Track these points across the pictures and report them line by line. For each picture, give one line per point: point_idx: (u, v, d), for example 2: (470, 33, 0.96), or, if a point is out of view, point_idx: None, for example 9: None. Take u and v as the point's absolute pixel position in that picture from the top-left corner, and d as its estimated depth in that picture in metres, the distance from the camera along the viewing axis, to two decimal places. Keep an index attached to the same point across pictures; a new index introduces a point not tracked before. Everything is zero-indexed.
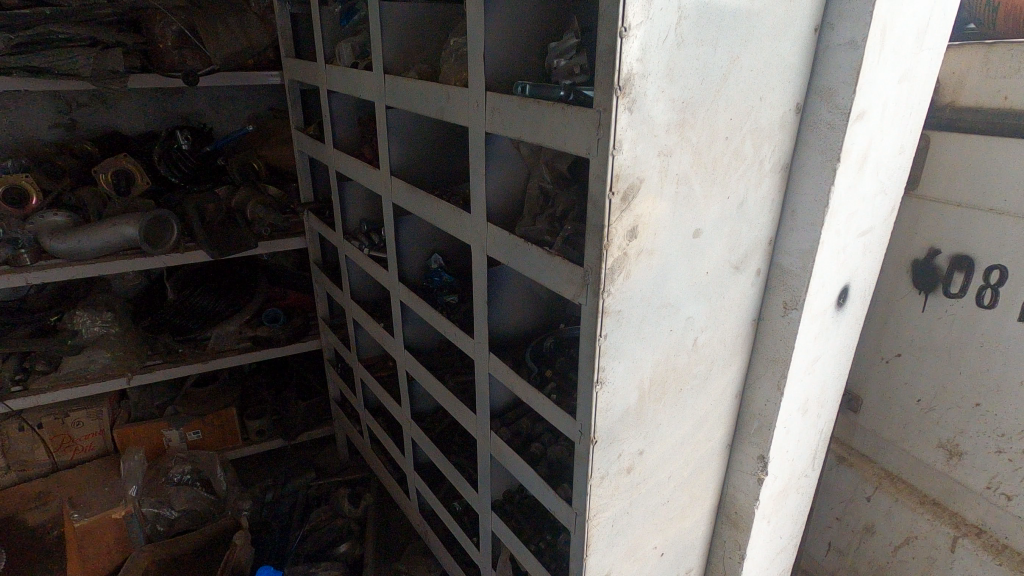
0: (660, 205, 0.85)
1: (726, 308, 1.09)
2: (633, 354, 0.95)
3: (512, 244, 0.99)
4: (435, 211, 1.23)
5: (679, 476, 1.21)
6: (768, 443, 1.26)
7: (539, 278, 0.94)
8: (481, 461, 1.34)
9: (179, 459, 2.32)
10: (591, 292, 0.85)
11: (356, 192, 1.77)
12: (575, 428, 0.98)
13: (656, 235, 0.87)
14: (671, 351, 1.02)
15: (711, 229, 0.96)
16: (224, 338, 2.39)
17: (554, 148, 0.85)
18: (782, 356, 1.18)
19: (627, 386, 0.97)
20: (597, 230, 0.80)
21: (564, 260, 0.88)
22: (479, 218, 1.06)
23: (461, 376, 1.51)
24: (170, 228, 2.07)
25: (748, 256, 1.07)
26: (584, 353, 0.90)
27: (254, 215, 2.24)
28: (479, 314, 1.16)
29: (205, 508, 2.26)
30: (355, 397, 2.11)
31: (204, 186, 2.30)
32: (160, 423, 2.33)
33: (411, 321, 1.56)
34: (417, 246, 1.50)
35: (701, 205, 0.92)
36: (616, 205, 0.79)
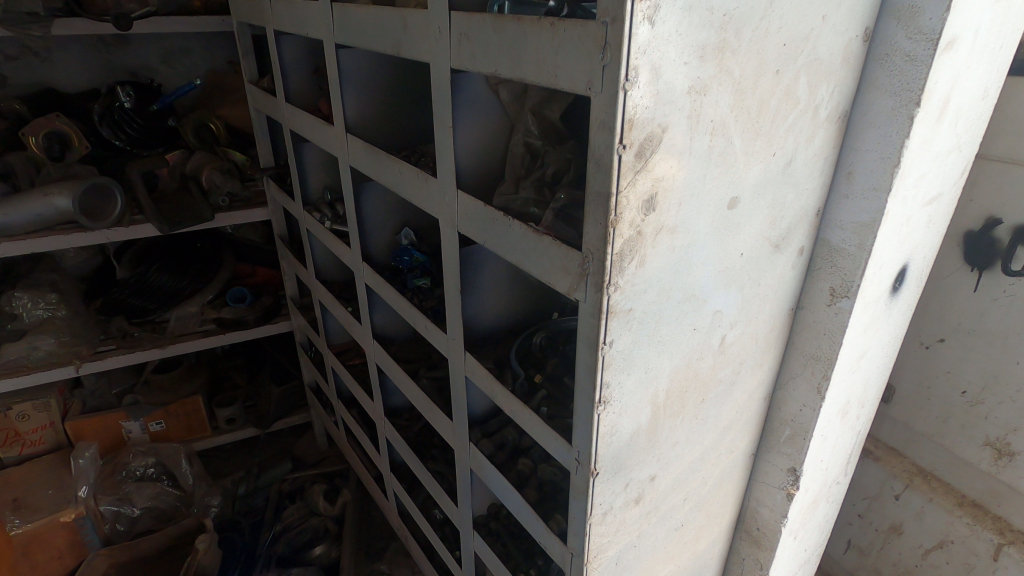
0: (686, 165, 0.61)
1: (762, 296, 0.87)
2: (647, 363, 0.73)
3: (489, 217, 0.75)
4: (396, 176, 0.99)
5: (696, 496, 1.01)
6: (802, 453, 1.06)
7: (523, 263, 0.71)
8: (460, 474, 1.13)
9: (139, 451, 2.13)
10: (592, 285, 0.62)
11: (316, 155, 1.52)
12: (571, 456, 0.76)
13: (680, 205, 0.63)
14: (693, 354, 0.80)
15: (750, 197, 0.72)
16: (185, 320, 2.16)
17: (542, 84, 0.60)
18: (824, 353, 0.96)
19: (638, 402, 0.75)
20: (600, 199, 0.57)
21: (555, 241, 0.65)
22: (447, 184, 0.83)
23: (437, 371, 1.29)
24: (113, 199, 1.81)
25: (792, 231, 0.84)
26: (582, 363, 0.68)
27: (210, 183, 1.96)
28: (452, 305, 0.93)
29: (170, 505, 2.08)
30: (328, 386, 1.90)
31: (155, 151, 2.03)
32: (117, 414, 2.13)
33: (379, 307, 1.34)
34: (383, 219, 1.26)
35: (740, 165, 0.68)
36: (628, 164, 0.55)
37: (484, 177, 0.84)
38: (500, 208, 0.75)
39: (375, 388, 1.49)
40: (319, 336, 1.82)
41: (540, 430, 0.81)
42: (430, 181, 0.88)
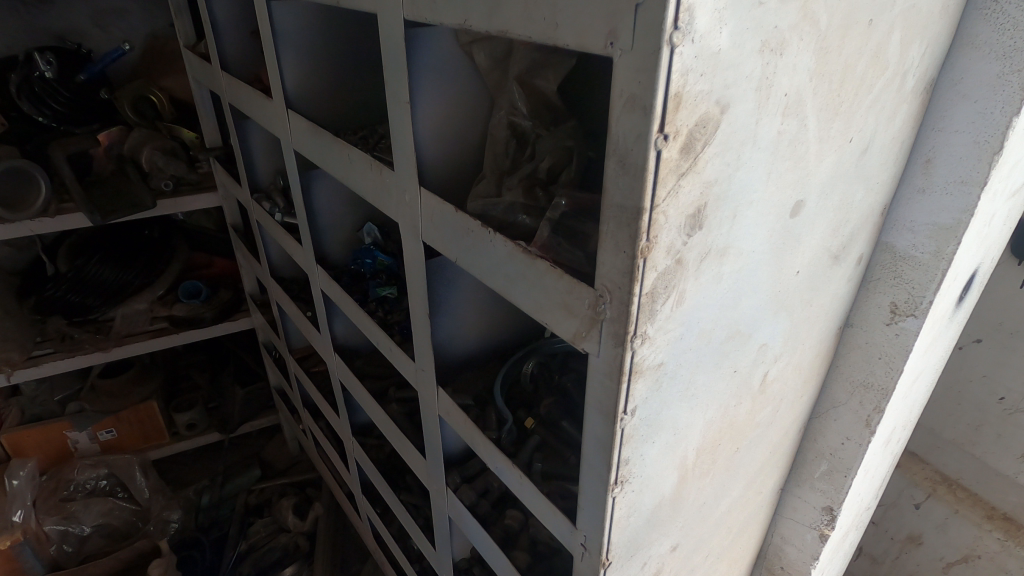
0: (748, 161, 0.42)
1: (811, 320, 0.68)
2: (676, 424, 0.54)
3: (463, 227, 0.56)
4: (347, 165, 0.77)
5: (719, 550, 0.84)
6: (840, 492, 0.90)
7: (508, 292, 0.52)
8: (437, 520, 0.96)
9: (85, 463, 1.93)
10: (609, 336, 0.43)
11: (261, 134, 1.29)
12: (575, 538, 0.58)
13: (735, 219, 0.44)
14: (730, 402, 0.61)
15: (817, 199, 0.53)
16: (133, 318, 1.90)
17: (536, 39, 0.40)
18: (877, 381, 0.79)
19: (663, 471, 0.57)
20: (624, 216, 0.38)
21: (555, 267, 0.46)
22: (407, 180, 0.62)
23: (407, 391, 1.10)
24: (34, 186, 1.55)
25: (854, 237, 0.65)
26: (590, 432, 0.50)
27: (150, 165, 1.69)
28: (420, 332, 0.74)
29: (125, 522, 1.90)
30: (293, 392, 1.71)
31: (89, 130, 1.75)
32: (60, 424, 1.91)
33: (339, 315, 1.13)
34: (340, 214, 1.06)
35: (812, 158, 0.49)
36: (671, 165, 0.36)
37: (456, 169, 0.64)
38: (476, 214, 0.55)
39: (340, 404, 1.31)
40: (279, 339, 1.62)
41: (534, 498, 0.63)
42: (385, 173, 0.67)
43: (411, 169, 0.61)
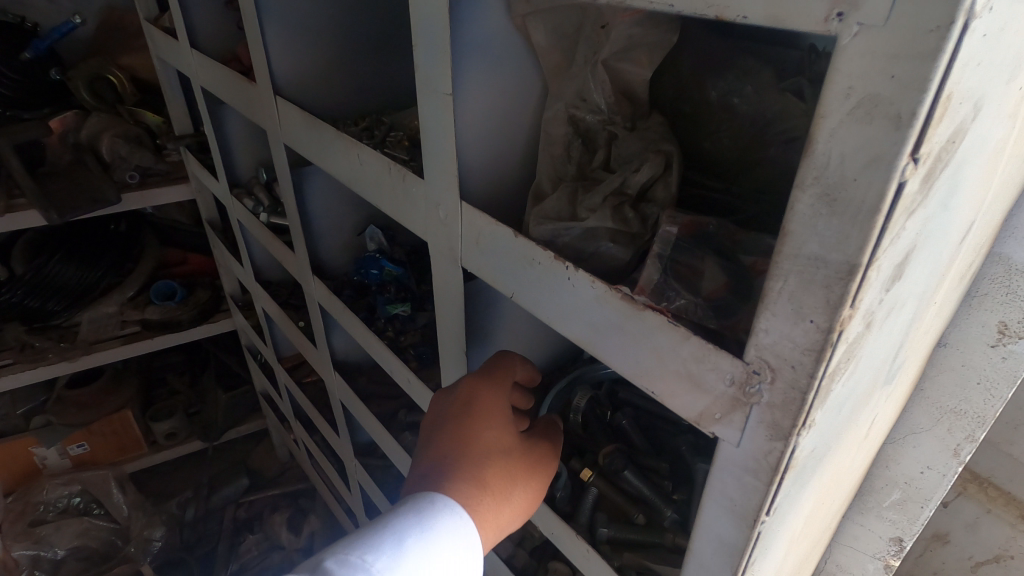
0: (962, 185, 0.30)
1: (919, 351, 0.58)
2: (798, 503, 0.43)
3: (526, 258, 0.43)
4: (354, 167, 0.63)
5: None
6: (913, 523, 0.80)
7: (592, 345, 0.40)
8: None
9: (56, 482, 1.77)
10: (762, 425, 0.32)
11: (240, 121, 1.13)
12: None
13: (924, 261, 0.33)
14: (843, 462, 0.51)
15: (980, 221, 0.42)
16: (100, 322, 1.72)
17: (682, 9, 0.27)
18: (972, 409, 0.69)
19: (774, 555, 0.46)
20: (815, 273, 0.26)
21: (675, 325, 0.34)
22: (441, 191, 0.49)
23: (419, 415, 0.97)
24: None
25: (978, 255, 0.55)
26: (705, 526, 0.39)
27: (113, 155, 1.49)
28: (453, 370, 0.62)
29: (103, 543, 1.77)
30: (282, 403, 1.57)
31: (41, 115, 1.53)
32: (24, 440, 1.72)
33: (339, 329, 1.00)
34: (337, 217, 0.92)
35: (997, 170, 0.37)
36: (906, 205, 0.24)
37: (502, 176, 0.51)
38: (543, 242, 0.43)
39: (339, 422, 1.18)
40: (265, 347, 1.48)
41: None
42: (408, 180, 0.54)
43: (448, 179, 0.48)
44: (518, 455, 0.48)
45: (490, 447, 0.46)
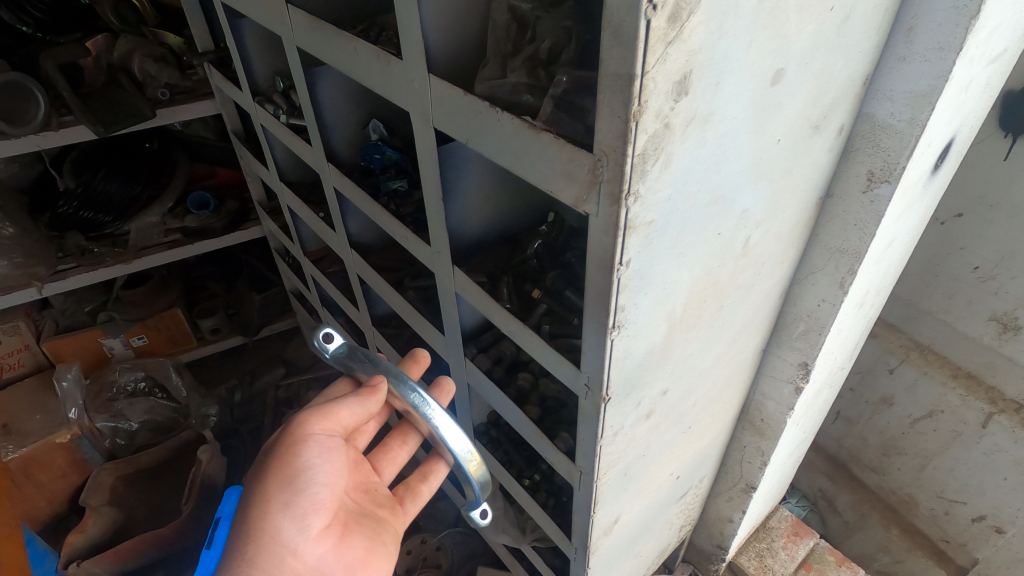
0: (731, 30, 0.46)
1: (794, 195, 0.76)
2: (667, 280, 0.63)
3: (472, 112, 0.61)
4: (350, 56, 0.80)
5: (703, 401, 0.96)
6: (815, 348, 1.01)
7: (516, 166, 0.58)
8: (457, 388, 1.07)
9: (123, 367, 2.06)
10: (605, 196, 0.50)
11: (256, 32, 1.28)
12: (580, 380, 0.69)
13: (720, 87, 0.50)
14: (839, 262, 0.89)
15: (798, 69, 0.58)
16: (146, 231, 2.01)
17: (661, 88, 0.44)
18: (851, 246, 0.87)
19: (653, 321, 0.66)
20: (616, 83, 0.43)
21: (557, 139, 0.52)
22: (416, 69, 0.67)
23: (422, 280, 1.17)
24: (35, 100, 1.62)
25: (835, 107, 0.70)
26: (591, 284, 0.58)
27: (145, 74, 1.76)
28: (437, 216, 0.80)
29: (167, 417, 2.09)
30: (311, 293, 1.81)
31: (72, 37, 1.79)
32: (94, 332, 2.01)
33: (353, 211, 1.18)
34: (344, 111, 1.09)
35: (793, 27, 0.53)
36: (660, 32, 0.41)
37: (457, 55, 0.68)
38: (484, 96, 0.60)
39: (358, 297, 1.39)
40: (293, 242, 1.69)
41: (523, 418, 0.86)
42: (392, 63, 0.71)
43: (418, 56, 0.65)
44: (252, 519, 0.72)
45: (246, 539, 0.71)
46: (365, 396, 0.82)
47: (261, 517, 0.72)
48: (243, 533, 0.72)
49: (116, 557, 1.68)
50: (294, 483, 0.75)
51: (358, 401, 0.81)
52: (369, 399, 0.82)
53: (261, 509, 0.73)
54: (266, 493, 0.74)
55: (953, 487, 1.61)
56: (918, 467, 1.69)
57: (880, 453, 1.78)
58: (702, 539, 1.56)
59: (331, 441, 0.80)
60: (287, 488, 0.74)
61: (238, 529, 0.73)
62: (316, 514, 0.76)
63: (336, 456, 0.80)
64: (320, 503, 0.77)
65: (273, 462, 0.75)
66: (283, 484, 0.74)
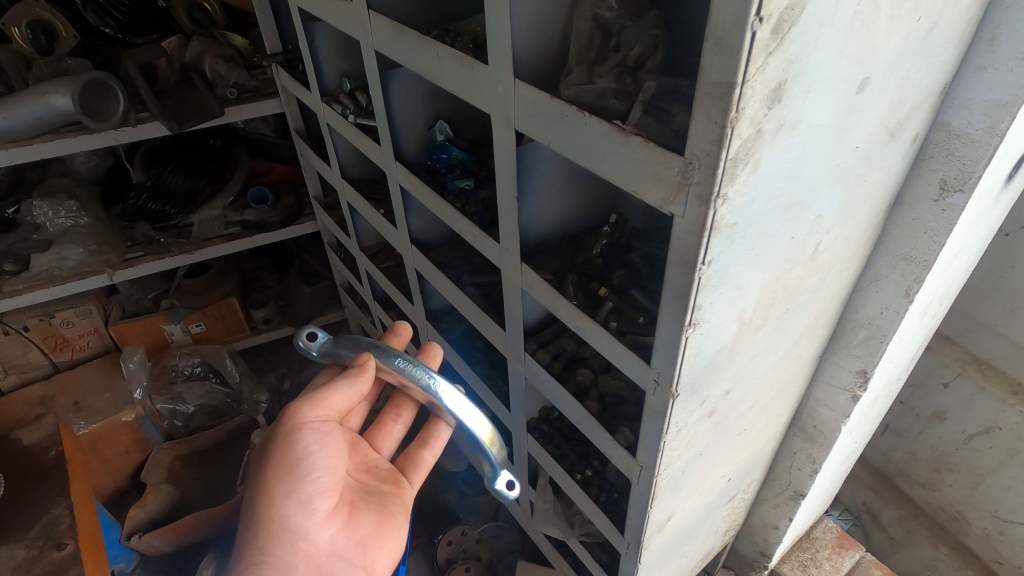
0: (826, 40, 0.48)
1: (864, 199, 0.76)
2: (740, 281, 0.65)
3: (558, 115, 0.63)
4: (431, 60, 0.83)
5: (760, 403, 0.97)
6: (875, 356, 1.01)
7: (601, 167, 0.61)
8: (514, 382, 1.10)
9: (183, 352, 2.17)
10: (694, 198, 0.52)
11: (328, 36, 1.34)
12: (649, 376, 0.71)
13: (810, 96, 0.52)
14: (904, 270, 0.89)
15: (881, 78, 0.59)
16: (208, 223, 2.11)
17: (758, 95, 0.46)
18: (918, 254, 0.87)
19: (724, 321, 0.68)
20: (716, 91, 0.46)
21: (647, 142, 0.54)
22: (501, 73, 0.70)
23: (481, 276, 1.21)
24: (115, 97, 1.72)
25: (912, 115, 0.70)
26: (670, 283, 0.61)
27: (215, 75, 1.85)
28: (509, 214, 0.84)
29: (221, 402, 2.18)
30: (363, 287, 1.87)
31: (149, 39, 1.89)
32: (158, 318, 2.13)
33: (416, 208, 1.23)
34: (414, 111, 1.13)
35: (882, 36, 0.54)
36: (764, 43, 0.43)
37: (539, 61, 0.71)
38: (570, 100, 0.63)
39: (414, 290, 1.41)
40: (349, 237, 1.75)
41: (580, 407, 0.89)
42: (476, 67, 0.74)
43: (504, 61, 0.68)
44: (259, 511, 0.83)
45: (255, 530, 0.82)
46: (353, 376, 0.89)
47: (266, 508, 0.82)
48: (253, 525, 0.82)
49: (176, 531, 1.77)
50: (293, 474, 0.84)
51: (349, 383, 0.89)
52: (358, 379, 0.89)
53: (266, 502, 0.83)
54: (266, 487, 0.83)
55: (1008, 507, 1.57)
56: (971, 484, 1.65)
57: (931, 469, 1.74)
58: (745, 545, 1.55)
59: (325, 427, 0.89)
60: (287, 481, 0.83)
61: (249, 521, 0.83)
62: (320, 497, 0.86)
63: (330, 441, 0.89)
64: (320, 488, 0.86)
65: (272, 455, 0.85)
66: (283, 475, 0.84)
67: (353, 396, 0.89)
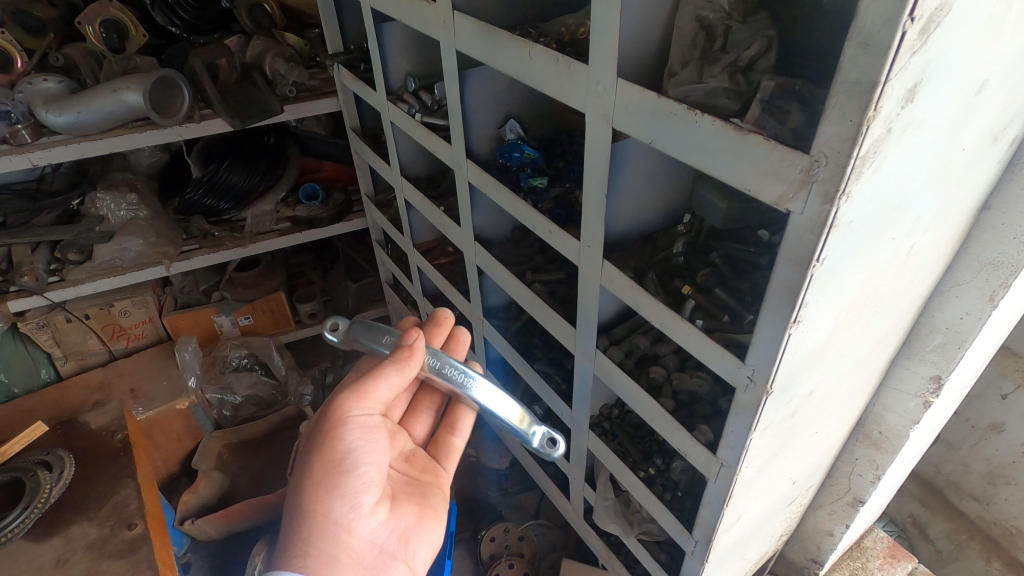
0: (960, 42, 0.49)
1: (960, 202, 0.76)
2: (843, 281, 0.65)
3: (665, 113, 0.65)
4: (521, 59, 0.85)
5: (834, 405, 0.96)
6: (951, 362, 1.00)
7: (709, 165, 0.62)
8: (579, 379, 1.12)
9: (233, 344, 2.22)
10: (818, 196, 0.53)
11: (395, 37, 1.38)
12: (741, 372, 0.72)
13: (936, 96, 0.52)
14: (989, 275, 0.89)
15: (997, 81, 0.59)
16: (261, 218, 2.16)
17: (896, 94, 0.47)
18: (1006, 259, 0.86)
19: (822, 320, 0.68)
20: (856, 90, 0.47)
21: (768, 140, 0.55)
22: (601, 72, 0.71)
23: (545, 274, 1.22)
24: (180, 94, 1.76)
25: (1016, 118, 0.70)
26: (777, 280, 0.62)
27: (275, 73, 1.91)
28: (594, 211, 0.85)
29: (267, 393, 2.25)
30: (412, 283, 1.90)
31: (211, 39, 1.97)
32: (209, 310, 2.18)
33: (482, 206, 1.25)
34: (487, 110, 1.15)
35: (1006, 38, 0.55)
36: (911, 43, 0.44)
37: (637, 60, 0.72)
38: (679, 99, 0.64)
39: (473, 288, 1.39)
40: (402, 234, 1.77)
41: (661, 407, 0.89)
42: (573, 67, 0.76)
43: (608, 61, 0.70)
44: (303, 504, 0.82)
45: (300, 522, 0.81)
46: (398, 366, 0.87)
47: (312, 500, 0.82)
48: (298, 517, 0.82)
49: (227, 518, 1.81)
50: (338, 468, 0.84)
51: (396, 370, 0.87)
52: (405, 365, 0.88)
53: (312, 496, 0.82)
54: (312, 481, 0.83)
55: None
56: None
57: (984, 482, 1.70)
58: (795, 551, 1.54)
59: (371, 420, 0.88)
60: (332, 475, 0.83)
61: (295, 513, 0.83)
62: (366, 488, 0.86)
63: (375, 434, 0.88)
64: (362, 480, 0.86)
65: (320, 448, 0.84)
66: (330, 468, 0.83)
67: (400, 384, 0.88)
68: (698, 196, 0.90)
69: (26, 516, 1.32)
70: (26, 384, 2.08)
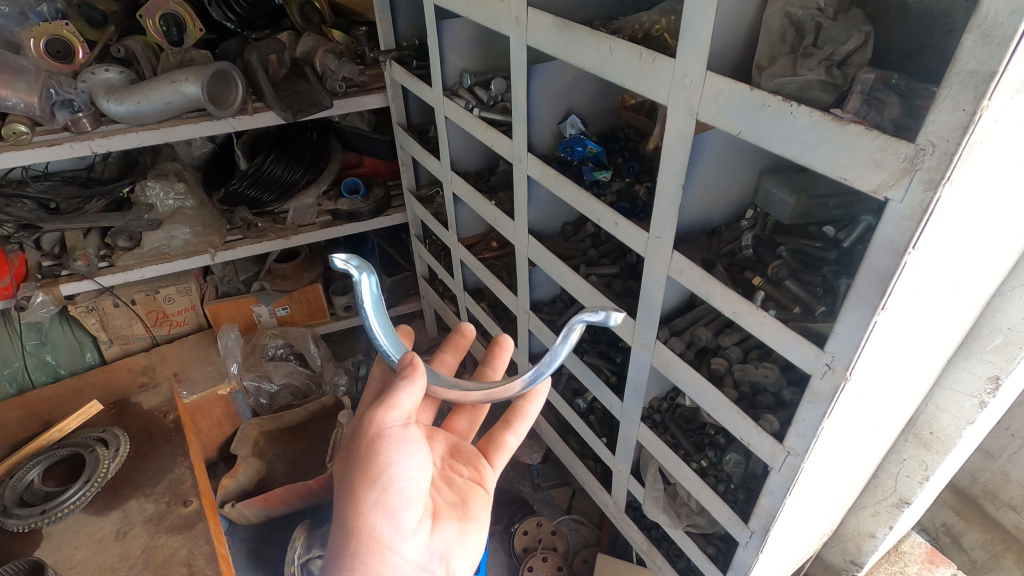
0: None
1: None
2: (929, 271, 0.67)
3: (758, 105, 0.67)
4: (599, 54, 0.88)
5: (894, 402, 0.97)
6: (1010, 362, 1.01)
7: (802, 155, 0.64)
8: (634, 371, 1.14)
9: (271, 334, 2.27)
10: (920, 183, 0.55)
11: (455, 34, 1.41)
12: (820, 360, 0.74)
13: None
14: None
15: None
16: (303, 211, 2.19)
17: (1009, 84, 0.49)
18: None
19: (904, 309, 0.70)
20: (972, 79, 0.49)
21: (869, 130, 0.57)
22: (690, 65, 0.74)
23: (600, 267, 1.25)
24: (234, 86, 1.81)
25: None
26: (868, 267, 0.64)
27: (325, 68, 1.93)
28: (668, 202, 0.87)
29: (304, 382, 2.27)
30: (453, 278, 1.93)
31: (263, 34, 2.01)
32: (249, 299, 2.23)
33: (538, 199, 1.28)
34: (550, 106, 1.18)
35: None
36: None
37: (724, 55, 0.75)
38: (772, 90, 0.67)
39: (522, 281, 1.42)
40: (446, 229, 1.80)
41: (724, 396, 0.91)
42: (658, 61, 0.78)
43: (698, 54, 0.72)
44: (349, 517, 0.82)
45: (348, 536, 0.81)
46: (410, 375, 0.90)
47: (356, 516, 0.82)
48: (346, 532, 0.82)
49: (265, 503, 1.83)
50: (379, 483, 0.82)
51: (409, 380, 0.89)
52: (416, 375, 0.90)
53: (357, 511, 0.81)
54: (356, 496, 0.82)
55: None
56: None
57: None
58: (834, 553, 1.54)
59: (405, 432, 0.86)
60: (374, 491, 0.82)
61: (341, 527, 0.83)
62: (407, 506, 0.85)
63: (413, 447, 0.86)
64: (402, 496, 0.84)
65: (359, 463, 0.83)
66: (370, 483, 0.82)
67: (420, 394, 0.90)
68: (767, 191, 0.92)
69: (85, 490, 1.35)
70: (72, 366, 2.14)
